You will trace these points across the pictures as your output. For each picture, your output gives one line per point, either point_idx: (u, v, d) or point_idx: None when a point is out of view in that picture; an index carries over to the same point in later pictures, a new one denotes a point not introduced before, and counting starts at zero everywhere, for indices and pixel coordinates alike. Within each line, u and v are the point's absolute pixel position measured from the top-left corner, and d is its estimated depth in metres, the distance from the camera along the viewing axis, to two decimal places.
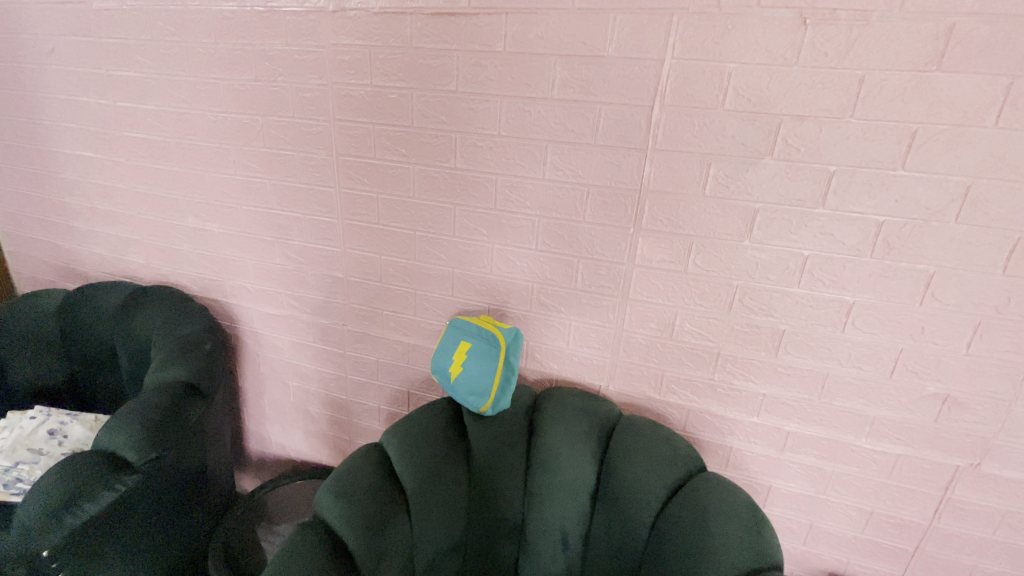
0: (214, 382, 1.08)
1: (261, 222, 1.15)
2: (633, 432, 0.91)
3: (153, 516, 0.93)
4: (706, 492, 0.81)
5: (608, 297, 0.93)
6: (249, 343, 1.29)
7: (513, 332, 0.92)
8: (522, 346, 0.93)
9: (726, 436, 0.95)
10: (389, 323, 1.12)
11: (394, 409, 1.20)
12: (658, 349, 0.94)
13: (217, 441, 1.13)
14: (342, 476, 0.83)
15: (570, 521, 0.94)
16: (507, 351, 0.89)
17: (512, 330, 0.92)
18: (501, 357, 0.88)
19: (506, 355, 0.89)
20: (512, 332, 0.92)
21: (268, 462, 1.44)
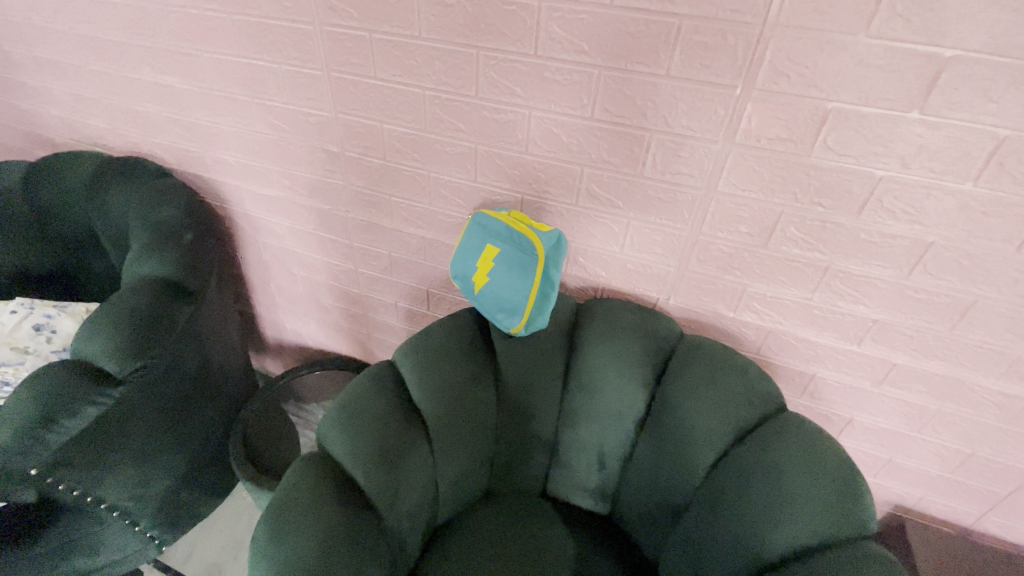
0: (205, 276, 0.94)
1: (229, 78, 0.89)
2: (697, 358, 0.74)
3: (154, 421, 0.87)
4: (785, 438, 0.66)
5: (686, 188, 0.69)
6: (244, 227, 1.12)
7: (553, 236, 0.71)
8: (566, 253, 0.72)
9: (810, 364, 0.78)
10: (400, 212, 0.91)
11: (413, 308, 1.06)
12: (743, 260, 0.72)
13: (219, 338, 1.03)
14: (349, 402, 0.71)
15: (610, 445, 0.83)
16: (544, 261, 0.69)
17: (552, 232, 0.71)
18: (537, 269, 0.68)
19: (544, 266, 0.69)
20: (552, 235, 0.71)
21: (286, 349, 1.37)
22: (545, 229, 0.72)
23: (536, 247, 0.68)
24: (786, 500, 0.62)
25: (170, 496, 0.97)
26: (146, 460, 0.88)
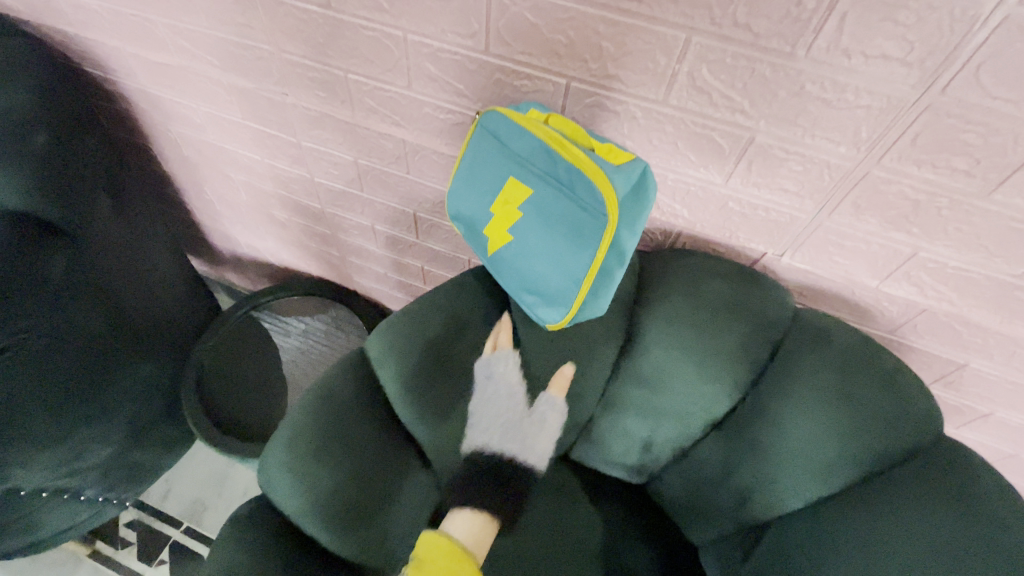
0: (81, 198, 0.65)
1: None
2: (820, 355, 0.51)
3: (61, 396, 0.66)
4: (950, 497, 0.44)
5: (884, 86, 0.37)
6: (145, 110, 0.77)
7: (633, 175, 0.44)
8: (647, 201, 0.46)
9: (965, 353, 0.55)
10: (366, 101, 0.58)
11: (398, 231, 0.78)
12: (934, 212, 0.44)
13: (141, 271, 0.77)
14: (301, 424, 0.47)
15: (664, 445, 0.61)
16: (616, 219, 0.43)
17: (630, 166, 0.44)
18: (606, 235, 0.42)
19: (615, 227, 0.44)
20: (631, 172, 0.44)
21: (245, 263, 1.11)
22: (617, 159, 0.44)
23: (608, 197, 0.41)
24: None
25: (119, 463, 0.81)
26: (70, 437, 0.70)
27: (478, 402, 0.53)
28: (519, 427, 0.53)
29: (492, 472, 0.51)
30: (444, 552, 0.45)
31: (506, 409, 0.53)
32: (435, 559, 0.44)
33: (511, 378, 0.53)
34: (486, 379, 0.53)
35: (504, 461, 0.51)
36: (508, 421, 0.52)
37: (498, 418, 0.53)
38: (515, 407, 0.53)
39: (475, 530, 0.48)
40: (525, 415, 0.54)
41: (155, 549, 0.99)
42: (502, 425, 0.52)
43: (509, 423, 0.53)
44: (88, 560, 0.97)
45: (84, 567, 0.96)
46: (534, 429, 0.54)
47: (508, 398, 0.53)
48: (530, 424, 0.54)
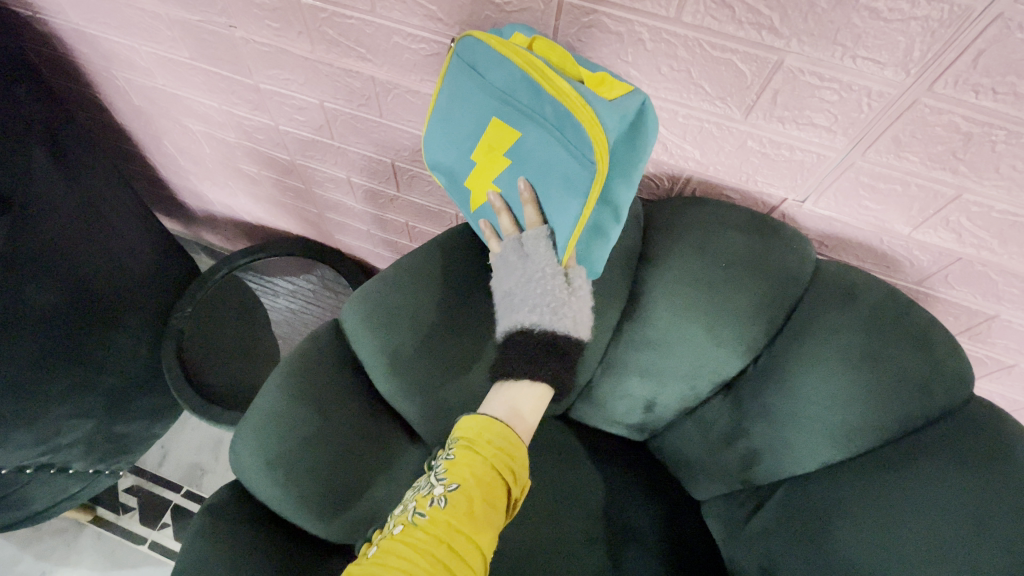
0: (10, 157, 0.58)
1: None
2: (843, 313, 0.46)
3: (23, 375, 0.62)
4: (981, 464, 0.41)
5: None
6: (80, 52, 0.68)
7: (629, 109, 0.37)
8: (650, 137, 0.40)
9: (999, 303, 0.50)
10: (326, 32, 0.50)
11: (377, 183, 0.71)
12: (988, 148, 0.37)
13: (100, 235, 0.71)
14: (273, 404, 0.43)
15: (667, 407, 0.58)
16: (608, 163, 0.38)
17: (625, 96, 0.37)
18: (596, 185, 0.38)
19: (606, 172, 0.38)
20: (627, 106, 0.37)
21: (220, 221, 1.04)
22: (610, 92, 0.37)
23: (597, 142, 0.36)
24: (965, 562, 0.39)
25: (103, 435, 0.79)
26: (41, 414, 0.67)
27: (513, 281, 0.45)
28: (558, 307, 0.43)
29: (531, 354, 0.44)
30: (498, 430, 0.42)
31: (543, 285, 0.43)
32: (490, 439, 0.42)
33: (546, 254, 0.44)
34: (520, 254, 0.45)
35: (546, 343, 0.44)
36: (543, 301, 0.43)
37: (533, 298, 0.44)
38: (553, 283, 0.43)
39: (524, 405, 0.45)
40: (567, 291, 0.44)
41: (157, 513, 0.99)
42: (538, 305, 0.44)
43: (548, 303, 0.44)
44: (91, 525, 0.98)
45: (88, 532, 0.97)
46: (580, 306, 0.44)
47: (543, 275, 0.43)
48: (575, 301, 0.44)
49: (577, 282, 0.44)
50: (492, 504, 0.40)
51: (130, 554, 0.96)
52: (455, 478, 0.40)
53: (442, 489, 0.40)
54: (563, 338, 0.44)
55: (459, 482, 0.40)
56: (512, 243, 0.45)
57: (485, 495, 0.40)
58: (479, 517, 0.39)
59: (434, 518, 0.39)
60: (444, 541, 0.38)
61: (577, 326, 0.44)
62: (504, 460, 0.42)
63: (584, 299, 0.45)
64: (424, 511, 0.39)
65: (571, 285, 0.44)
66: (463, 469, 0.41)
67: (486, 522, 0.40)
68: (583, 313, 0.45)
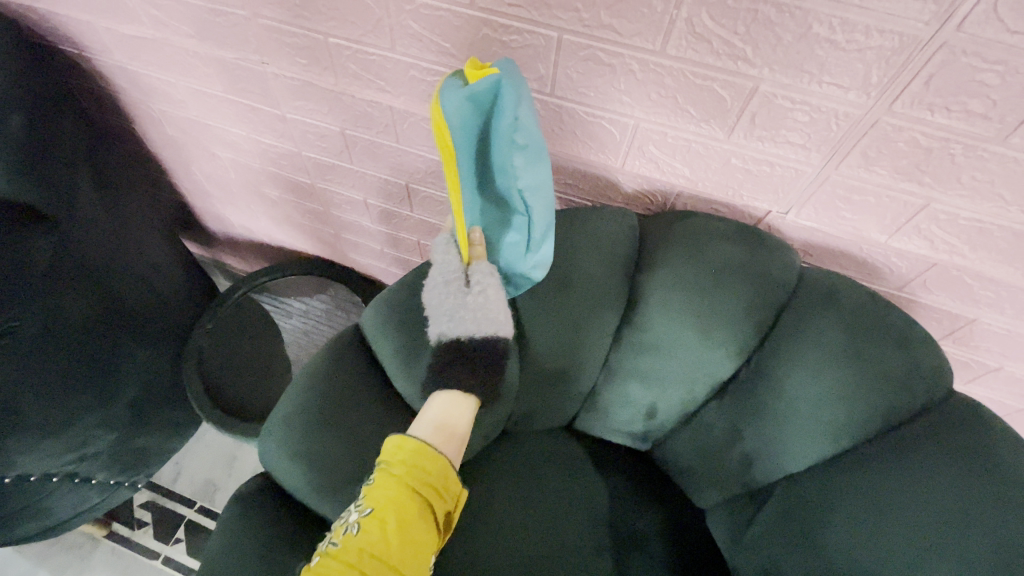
0: (59, 180, 0.64)
1: None
2: (825, 315, 0.50)
3: (59, 382, 0.66)
4: (961, 453, 0.44)
5: (898, 23, 0.35)
6: (122, 88, 0.74)
7: (479, 93, 0.39)
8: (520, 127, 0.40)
9: (978, 307, 0.53)
10: (349, 66, 0.55)
11: (391, 205, 0.76)
12: (948, 160, 0.41)
13: (133, 255, 0.76)
14: (299, 398, 0.47)
15: (666, 411, 0.60)
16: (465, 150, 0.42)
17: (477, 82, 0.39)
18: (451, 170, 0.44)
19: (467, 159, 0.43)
20: (473, 92, 0.39)
21: (240, 243, 1.09)
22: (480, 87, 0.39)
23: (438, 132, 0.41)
24: (950, 548, 0.41)
25: (125, 448, 0.82)
26: (71, 423, 0.70)
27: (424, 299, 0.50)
28: (453, 311, 0.47)
29: (470, 360, 0.48)
30: (411, 446, 0.43)
31: (449, 297, 0.48)
32: (404, 458, 0.43)
33: (450, 265, 0.49)
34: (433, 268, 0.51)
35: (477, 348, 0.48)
36: (451, 310, 0.48)
37: (435, 309, 0.48)
38: (449, 291, 0.48)
39: (447, 418, 0.46)
40: (462, 294, 0.48)
41: (170, 529, 1.01)
42: (439, 314, 0.48)
43: (447, 310, 0.48)
44: (105, 541, 0.99)
45: (102, 548, 0.98)
46: (492, 299, 0.48)
47: (441, 285, 0.48)
48: (485, 299, 0.48)
49: (476, 279, 0.48)
50: (407, 524, 0.40)
51: (142, 570, 0.97)
52: (368, 503, 0.41)
53: (355, 515, 0.40)
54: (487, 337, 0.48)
55: (372, 506, 0.41)
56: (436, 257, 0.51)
57: (400, 516, 0.40)
58: (392, 540, 0.39)
59: (346, 544, 0.39)
60: (355, 567, 0.38)
61: (481, 323, 0.47)
62: (420, 478, 0.42)
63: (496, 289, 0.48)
64: (339, 540, 0.40)
65: (469, 287, 0.48)
66: (377, 493, 0.41)
67: (403, 544, 0.40)
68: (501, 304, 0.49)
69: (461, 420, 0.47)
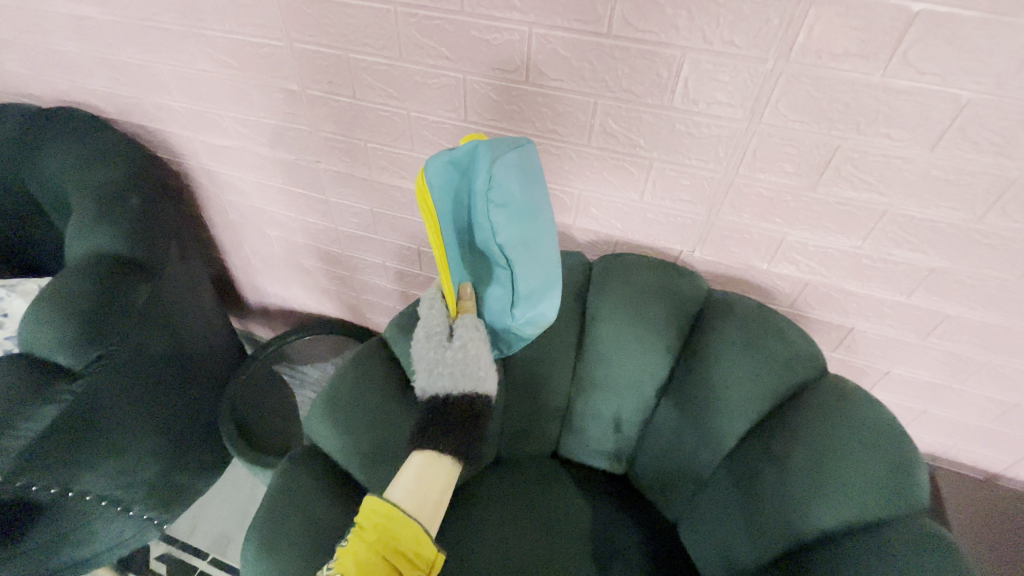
0: (166, 251, 0.84)
1: (154, 2, 0.71)
2: (726, 319, 0.67)
3: (131, 406, 0.80)
4: (835, 412, 0.59)
5: (725, 121, 0.57)
6: (204, 184, 0.98)
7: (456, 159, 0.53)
8: (489, 189, 0.51)
9: (849, 317, 0.70)
10: (380, 162, 0.78)
11: (405, 266, 0.96)
12: (785, 206, 0.62)
13: (194, 307, 0.94)
14: (336, 388, 0.66)
15: (626, 412, 0.75)
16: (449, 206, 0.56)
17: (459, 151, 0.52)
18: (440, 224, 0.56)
19: (450, 214, 0.56)
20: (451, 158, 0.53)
21: (271, 312, 1.28)
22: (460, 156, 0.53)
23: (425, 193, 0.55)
24: (831, 481, 0.56)
25: (163, 482, 0.92)
26: (128, 448, 0.82)
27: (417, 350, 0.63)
28: (436, 369, 0.59)
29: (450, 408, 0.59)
30: (382, 511, 0.51)
31: (436, 352, 0.60)
32: (373, 523, 0.50)
33: (439, 323, 0.62)
34: (427, 324, 0.63)
35: (456, 400, 0.59)
36: (436, 366, 0.60)
37: (425, 362, 0.61)
38: (437, 350, 0.60)
39: (417, 484, 0.54)
40: (446, 353, 0.60)
41: None
42: (427, 367, 0.60)
43: (434, 366, 0.60)
44: None
45: None
46: (472, 355, 0.60)
47: (431, 345, 0.61)
48: (466, 355, 0.60)
49: (458, 342, 0.60)
50: None
51: None
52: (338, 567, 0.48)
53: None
54: (465, 391, 0.59)
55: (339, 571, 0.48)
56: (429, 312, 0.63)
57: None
58: None
59: None
60: None
61: (459, 382, 0.59)
62: (385, 543, 0.49)
63: (476, 346, 0.60)
64: None
65: (452, 347, 0.60)
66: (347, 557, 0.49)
67: None
68: (480, 361, 0.60)
69: (433, 487, 0.55)
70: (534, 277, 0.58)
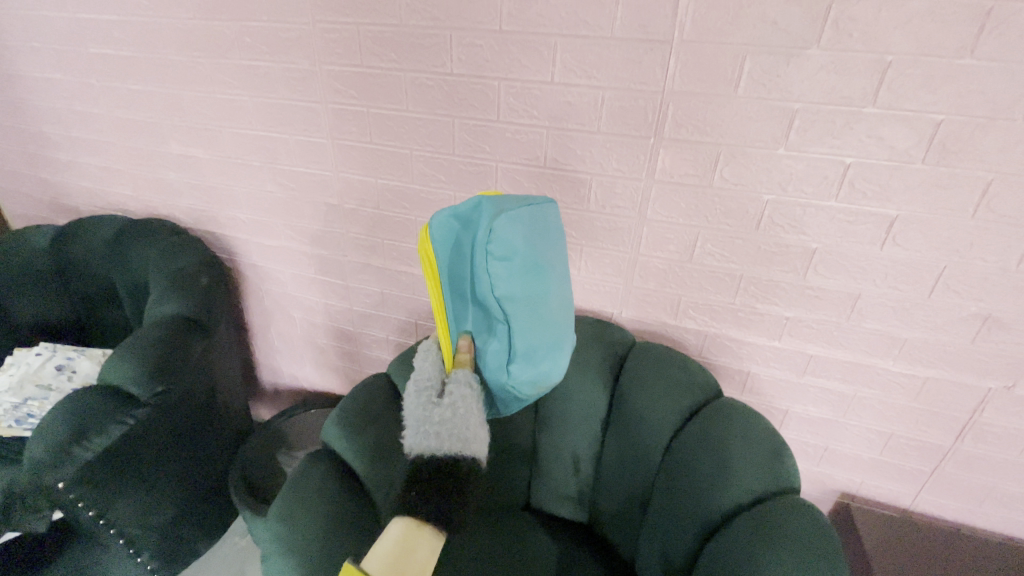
0: (217, 321, 1.07)
1: (246, 147, 1.05)
2: (645, 359, 0.89)
3: (167, 445, 0.95)
4: (724, 418, 0.78)
5: (624, 217, 0.86)
6: (249, 276, 1.25)
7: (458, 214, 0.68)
8: (484, 238, 0.63)
9: (744, 361, 0.92)
10: (391, 253, 1.06)
11: (404, 339, 1.19)
12: (677, 275, 0.88)
13: (227, 373, 1.13)
14: (350, 404, 0.83)
15: (581, 446, 0.93)
16: (452, 252, 0.69)
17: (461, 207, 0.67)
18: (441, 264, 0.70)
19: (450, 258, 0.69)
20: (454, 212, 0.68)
21: (282, 392, 1.46)
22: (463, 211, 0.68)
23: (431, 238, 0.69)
24: (726, 470, 0.73)
25: (173, 534, 1.01)
26: (154, 487, 0.95)
27: (410, 409, 0.70)
28: (424, 427, 0.67)
29: (436, 466, 0.65)
30: None
31: (425, 411, 0.68)
32: None
33: (431, 379, 0.72)
34: (421, 383, 0.72)
35: (441, 458, 0.65)
36: (424, 424, 0.67)
37: (415, 420, 0.68)
38: (426, 410, 0.68)
39: (400, 555, 0.59)
40: (433, 413, 0.67)
41: None
42: (417, 426, 0.68)
43: (422, 424, 0.67)
44: None
45: None
46: (458, 415, 0.67)
47: (421, 405, 0.69)
48: (455, 414, 0.67)
49: (444, 403, 0.68)
50: None
51: None
52: None
53: None
54: (450, 451, 0.65)
55: None
56: (426, 372, 0.73)
57: None
58: None
59: None
60: None
61: (443, 440, 0.65)
62: None
63: (464, 406, 0.67)
64: None
65: (439, 408, 0.68)
66: None
67: None
68: (466, 421, 0.67)
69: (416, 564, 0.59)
70: (521, 317, 0.67)
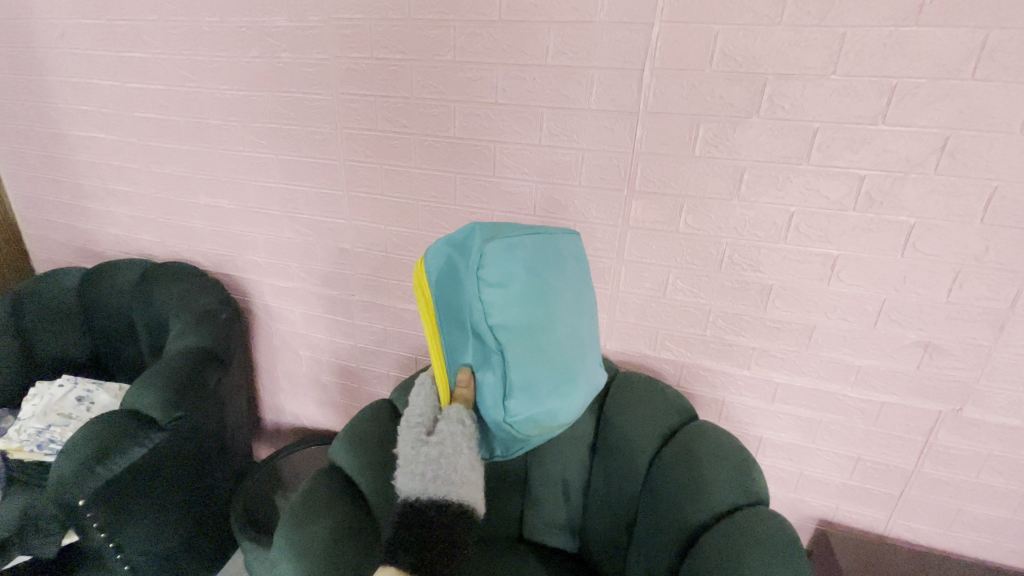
0: (231, 355, 1.15)
1: (269, 198, 1.18)
2: (627, 386, 0.97)
3: (177, 472, 1.00)
4: (699, 437, 0.86)
5: (604, 258, 0.97)
6: (261, 316, 1.34)
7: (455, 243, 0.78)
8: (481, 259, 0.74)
9: (718, 390, 1.00)
10: (395, 292, 1.17)
11: (404, 374, 1.26)
12: (653, 310, 0.98)
13: (235, 406, 1.20)
14: (353, 426, 0.91)
15: (570, 471, 0.99)
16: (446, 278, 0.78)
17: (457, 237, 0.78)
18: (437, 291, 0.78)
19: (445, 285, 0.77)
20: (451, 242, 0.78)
21: (283, 430, 1.50)
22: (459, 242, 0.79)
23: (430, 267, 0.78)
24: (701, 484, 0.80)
25: (171, 564, 1.03)
26: (161, 513, 0.99)
27: (403, 449, 0.77)
28: (414, 466, 0.74)
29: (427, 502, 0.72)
30: None
31: (415, 451, 0.75)
32: None
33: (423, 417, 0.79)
34: (412, 424, 0.79)
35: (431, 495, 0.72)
36: (415, 464, 0.74)
37: (406, 460, 0.75)
38: (416, 451, 0.75)
39: None
40: (422, 454, 0.74)
41: None
42: (408, 466, 0.74)
43: (413, 464, 0.74)
44: None
45: None
46: (445, 455, 0.73)
47: (412, 446, 0.76)
48: (441, 453, 0.74)
49: (432, 443, 0.75)
50: None
51: None
52: None
53: None
54: (438, 488, 0.72)
55: None
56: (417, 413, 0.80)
57: None
58: None
59: None
60: None
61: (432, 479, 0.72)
62: None
63: (451, 446, 0.74)
64: None
65: (427, 448, 0.74)
66: None
67: None
68: (453, 459, 0.74)
69: None
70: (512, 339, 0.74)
